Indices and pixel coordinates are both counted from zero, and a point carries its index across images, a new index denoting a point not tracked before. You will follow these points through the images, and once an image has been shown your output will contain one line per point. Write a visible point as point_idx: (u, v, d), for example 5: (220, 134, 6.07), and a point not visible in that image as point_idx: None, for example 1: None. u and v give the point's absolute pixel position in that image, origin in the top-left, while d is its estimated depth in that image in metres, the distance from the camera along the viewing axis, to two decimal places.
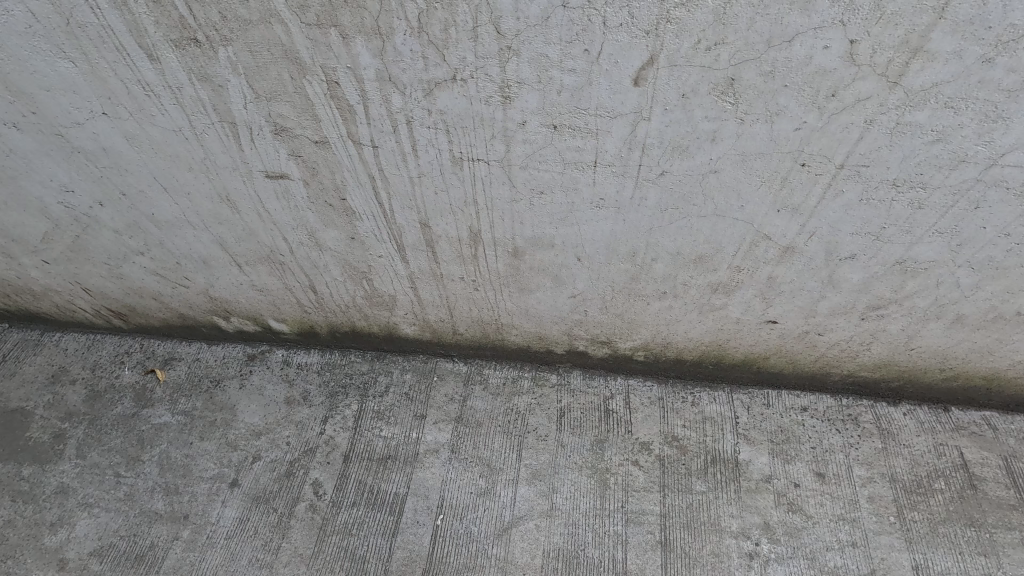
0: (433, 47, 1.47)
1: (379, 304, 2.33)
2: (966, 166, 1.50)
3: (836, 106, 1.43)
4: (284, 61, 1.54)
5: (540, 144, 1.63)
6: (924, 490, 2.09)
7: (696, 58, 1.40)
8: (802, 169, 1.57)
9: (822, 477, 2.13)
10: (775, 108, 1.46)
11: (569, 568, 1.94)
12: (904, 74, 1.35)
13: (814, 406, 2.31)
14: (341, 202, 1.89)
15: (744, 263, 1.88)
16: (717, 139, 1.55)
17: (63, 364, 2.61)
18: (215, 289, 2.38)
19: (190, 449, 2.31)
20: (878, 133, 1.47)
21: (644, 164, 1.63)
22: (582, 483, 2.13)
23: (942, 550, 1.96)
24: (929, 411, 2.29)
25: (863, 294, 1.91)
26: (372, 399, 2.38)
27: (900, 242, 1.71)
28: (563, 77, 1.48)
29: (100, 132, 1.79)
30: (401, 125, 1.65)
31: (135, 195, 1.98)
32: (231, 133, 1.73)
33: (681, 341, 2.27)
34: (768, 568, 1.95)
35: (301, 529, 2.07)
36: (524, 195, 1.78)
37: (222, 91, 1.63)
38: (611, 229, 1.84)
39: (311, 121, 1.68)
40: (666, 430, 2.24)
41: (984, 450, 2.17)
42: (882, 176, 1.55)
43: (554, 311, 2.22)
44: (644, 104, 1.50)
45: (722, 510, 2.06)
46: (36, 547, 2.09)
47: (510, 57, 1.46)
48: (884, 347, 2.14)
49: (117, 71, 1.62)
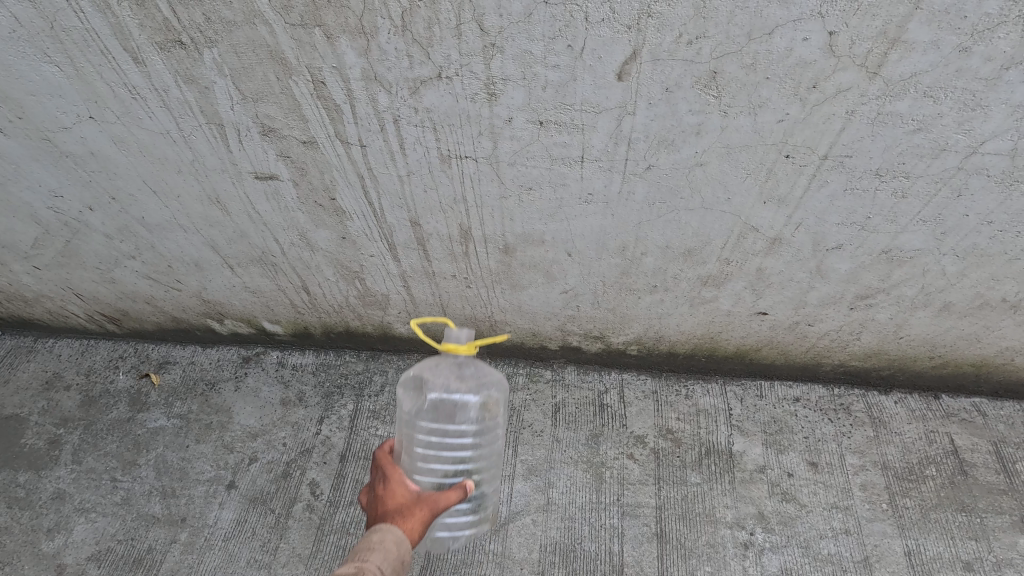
0: (417, 46, 1.48)
1: (372, 304, 2.34)
2: (947, 155, 1.52)
3: (818, 98, 1.45)
4: (269, 61, 1.55)
5: (527, 140, 1.64)
6: (916, 477, 2.11)
7: (679, 52, 1.41)
8: (786, 160, 1.59)
9: (815, 466, 2.15)
10: (758, 100, 1.47)
11: (566, 562, 1.96)
12: (884, 64, 1.37)
13: (806, 396, 2.34)
14: (331, 202, 1.90)
15: (733, 256, 1.89)
16: (701, 133, 1.56)
17: (57, 370, 2.61)
18: (208, 292, 2.38)
19: (186, 453, 2.31)
20: (860, 123, 1.48)
21: (630, 159, 1.65)
22: (578, 477, 2.14)
23: (934, 536, 1.98)
24: (919, 399, 2.32)
25: (851, 284, 1.93)
26: (367, 399, 2.40)
27: (885, 231, 1.73)
28: (547, 74, 1.49)
29: (87, 136, 1.79)
30: (388, 124, 1.65)
31: (125, 199, 1.98)
32: (219, 135, 1.73)
33: (673, 335, 2.29)
34: (763, 557, 1.96)
35: (299, 529, 2.07)
36: (513, 192, 1.79)
37: (208, 93, 1.63)
38: (601, 224, 1.85)
39: (298, 121, 1.68)
40: (660, 423, 2.26)
41: (973, 436, 2.20)
42: (865, 166, 1.57)
43: (546, 307, 2.23)
44: (628, 99, 1.51)
45: (717, 501, 2.08)
46: (33, 553, 2.09)
47: (494, 54, 1.47)
48: (874, 336, 2.16)
49: (103, 74, 1.62)
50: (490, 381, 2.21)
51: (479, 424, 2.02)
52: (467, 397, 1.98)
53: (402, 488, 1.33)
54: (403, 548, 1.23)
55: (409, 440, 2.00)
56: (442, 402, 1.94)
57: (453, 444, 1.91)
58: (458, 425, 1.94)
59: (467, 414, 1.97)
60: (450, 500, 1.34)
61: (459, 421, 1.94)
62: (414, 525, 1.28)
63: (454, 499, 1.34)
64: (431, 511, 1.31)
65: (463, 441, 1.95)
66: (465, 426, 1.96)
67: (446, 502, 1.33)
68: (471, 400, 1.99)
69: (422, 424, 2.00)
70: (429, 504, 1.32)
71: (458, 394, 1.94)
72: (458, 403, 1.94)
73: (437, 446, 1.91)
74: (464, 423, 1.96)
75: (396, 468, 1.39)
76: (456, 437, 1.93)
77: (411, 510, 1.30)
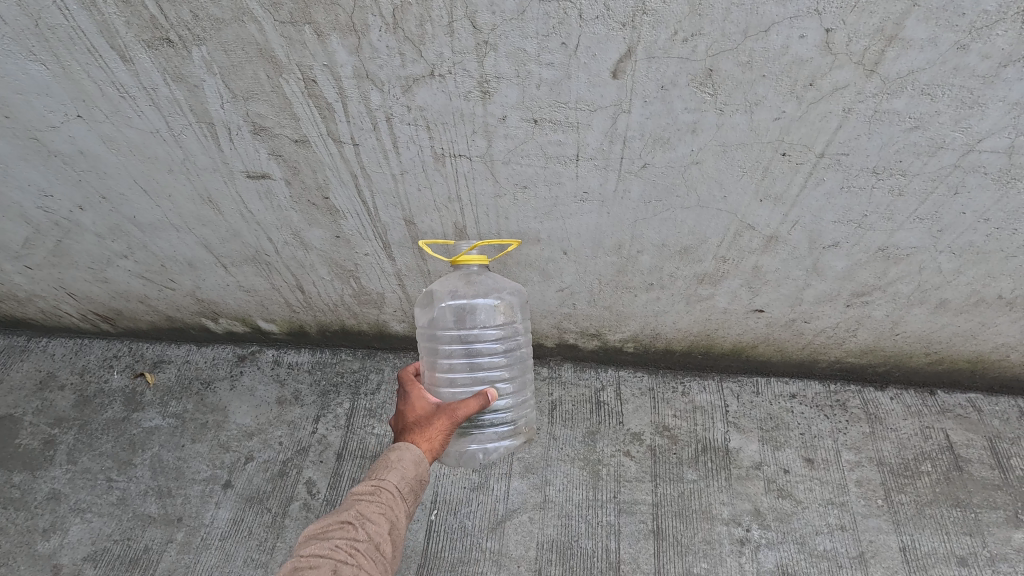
0: (409, 43, 1.45)
1: (368, 302, 2.32)
2: (944, 153, 1.51)
3: (815, 96, 1.43)
4: (259, 59, 1.53)
5: (522, 138, 1.63)
6: (911, 473, 2.12)
7: (674, 50, 1.39)
8: (783, 158, 1.58)
9: (811, 462, 2.15)
10: (754, 98, 1.46)
11: (563, 559, 1.96)
12: (880, 61, 1.35)
13: (802, 392, 2.34)
14: (324, 201, 1.88)
15: (729, 254, 1.89)
16: (697, 131, 1.55)
17: (51, 369, 2.59)
18: (202, 291, 2.37)
19: (182, 452, 2.30)
20: (857, 121, 1.47)
21: (626, 158, 1.63)
22: (575, 475, 2.14)
23: (929, 531, 1.99)
24: (915, 395, 2.32)
25: (847, 281, 1.93)
26: (364, 397, 2.39)
27: (882, 229, 1.72)
28: (541, 72, 1.47)
29: (76, 135, 1.76)
30: (381, 123, 1.64)
31: (116, 198, 1.96)
32: (209, 134, 1.71)
33: (669, 332, 2.28)
34: (759, 553, 1.97)
35: (295, 528, 2.07)
36: (508, 190, 1.77)
37: (198, 91, 1.61)
38: (597, 223, 1.84)
39: (289, 120, 1.66)
40: (657, 420, 2.26)
41: (969, 432, 2.21)
42: (862, 164, 1.56)
43: (543, 305, 2.23)
44: (624, 96, 1.50)
45: (713, 498, 2.08)
46: (29, 554, 2.08)
47: (487, 52, 1.45)
48: (870, 333, 2.16)
49: (90, 73, 1.60)
50: (514, 285, 2.11)
51: (500, 330, 2.06)
52: (481, 308, 1.99)
53: (423, 403, 1.56)
54: (422, 466, 1.44)
55: (433, 349, 2.08)
56: (459, 313, 2.00)
57: (473, 351, 2.01)
58: (476, 334, 2.01)
59: (486, 322, 2.01)
60: (468, 409, 1.51)
61: (475, 330, 2.00)
62: (433, 434, 1.49)
63: (472, 408, 1.51)
64: (450, 419, 1.49)
65: (485, 347, 2.03)
66: (483, 334, 2.02)
67: (464, 410, 1.50)
68: (487, 312, 2.00)
69: (443, 332, 2.06)
70: (446, 414, 1.50)
71: (471, 304, 1.98)
72: (473, 314, 1.99)
73: (457, 365, 2.01)
74: (482, 330, 2.01)
75: (417, 387, 1.61)
76: (476, 349, 2.02)
77: (431, 420, 1.51)
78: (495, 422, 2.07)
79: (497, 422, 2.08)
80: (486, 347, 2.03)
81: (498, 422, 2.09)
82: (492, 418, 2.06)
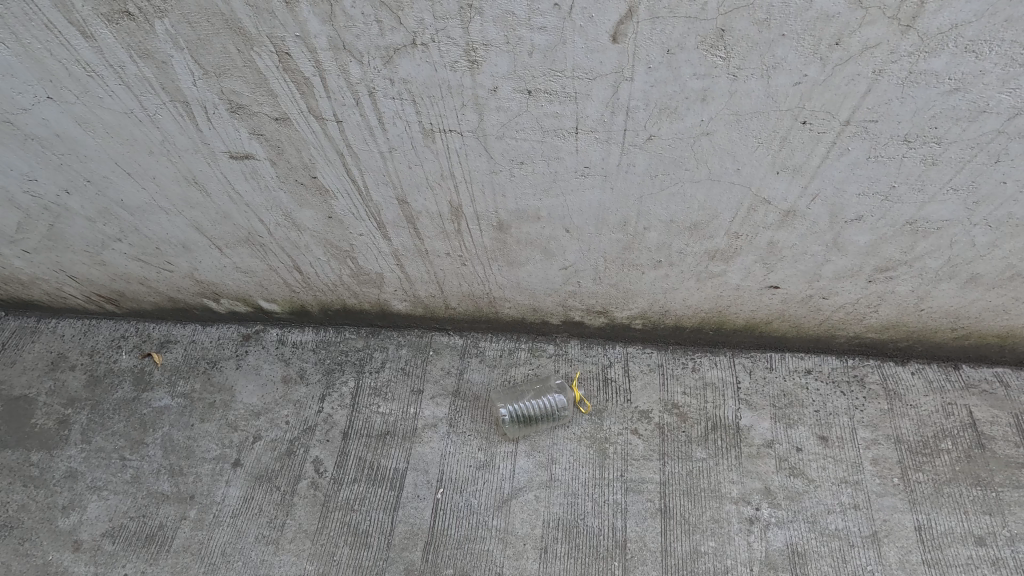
0: (387, 10, 1.34)
1: (367, 282, 2.26)
2: (986, 117, 1.37)
3: (841, 56, 1.29)
4: (227, 32, 1.42)
5: (515, 111, 1.51)
6: (930, 451, 2.03)
7: (681, 8, 1.25)
8: (802, 127, 1.44)
9: (825, 441, 2.08)
10: (772, 60, 1.32)
11: (568, 537, 1.94)
12: (919, 15, 1.21)
13: (818, 368, 2.24)
14: (312, 180, 1.79)
15: (742, 230, 1.77)
16: (707, 99, 1.42)
17: (62, 350, 2.57)
18: (200, 272, 2.32)
19: (191, 432, 2.29)
20: (888, 84, 1.33)
21: (629, 129, 1.51)
22: (581, 453, 2.10)
23: (946, 510, 1.92)
24: (938, 369, 2.21)
25: (871, 256, 1.80)
26: (369, 375, 2.35)
27: (911, 202, 1.59)
28: (532, 37, 1.35)
29: (50, 118, 1.69)
30: (364, 98, 1.53)
31: (101, 181, 1.89)
32: (185, 113, 1.62)
33: (679, 309, 2.19)
34: (768, 532, 1.92)
35: (304, 506, 2.06)
36: (504, 166, 1.66)
37: (167, 68, 1.52)
38: (601, 200, 1.73)
39: (267, 97, 1.56)
40: (666, 398, 2.19)
41: (994, 408, 2.10)
42: (892, 132, 1.42)
43: (546, 284, 2.14)
44: (625, 63, 1.37)
45: (722, 476, 2.02)
46: (50, 529, 2.10)
47: (472, 16, 1.33)
48: (893, 309, 2.04)
49: (53, 51, 1.51)
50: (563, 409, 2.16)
51: (555, 405, 2.16)
52: (564, 395, 2.19)
53: None
54: None
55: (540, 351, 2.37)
56: (531, 339, 2.40)
57: (529, 363, 2.32)
58: (554, 398, 2.17)
59: (562, 407, 2.16)
60: None
61: (555, 398, 2.17)
62: None
63: None
64: None
65: (545, 405, 2.15)
66: (553, 402, 2.16)
67: None
68: (568, 397, 2.20)
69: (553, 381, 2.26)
70: None
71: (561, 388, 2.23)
72: (537, 353, 2.35)
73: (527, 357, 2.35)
74: (557, 403, 2.16)
75: None
76: (546, 401, 2.16)
77: None
78: (515, 410, 2.15)
79: (516, 409, 2.15)
80: (546, 405, 2.15)
81: (512, 410, 2.16)
82: (513, 407, 2.16)
